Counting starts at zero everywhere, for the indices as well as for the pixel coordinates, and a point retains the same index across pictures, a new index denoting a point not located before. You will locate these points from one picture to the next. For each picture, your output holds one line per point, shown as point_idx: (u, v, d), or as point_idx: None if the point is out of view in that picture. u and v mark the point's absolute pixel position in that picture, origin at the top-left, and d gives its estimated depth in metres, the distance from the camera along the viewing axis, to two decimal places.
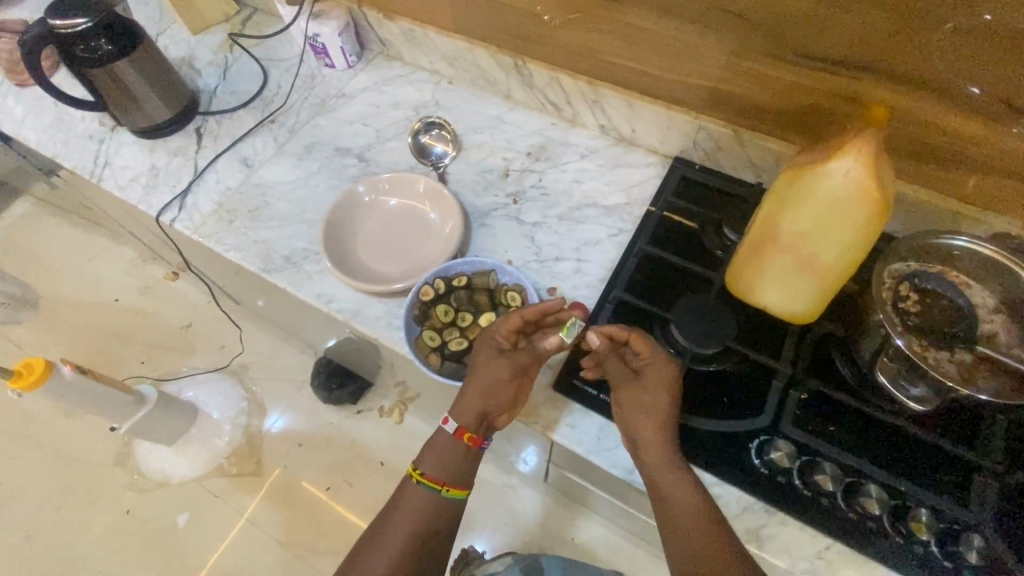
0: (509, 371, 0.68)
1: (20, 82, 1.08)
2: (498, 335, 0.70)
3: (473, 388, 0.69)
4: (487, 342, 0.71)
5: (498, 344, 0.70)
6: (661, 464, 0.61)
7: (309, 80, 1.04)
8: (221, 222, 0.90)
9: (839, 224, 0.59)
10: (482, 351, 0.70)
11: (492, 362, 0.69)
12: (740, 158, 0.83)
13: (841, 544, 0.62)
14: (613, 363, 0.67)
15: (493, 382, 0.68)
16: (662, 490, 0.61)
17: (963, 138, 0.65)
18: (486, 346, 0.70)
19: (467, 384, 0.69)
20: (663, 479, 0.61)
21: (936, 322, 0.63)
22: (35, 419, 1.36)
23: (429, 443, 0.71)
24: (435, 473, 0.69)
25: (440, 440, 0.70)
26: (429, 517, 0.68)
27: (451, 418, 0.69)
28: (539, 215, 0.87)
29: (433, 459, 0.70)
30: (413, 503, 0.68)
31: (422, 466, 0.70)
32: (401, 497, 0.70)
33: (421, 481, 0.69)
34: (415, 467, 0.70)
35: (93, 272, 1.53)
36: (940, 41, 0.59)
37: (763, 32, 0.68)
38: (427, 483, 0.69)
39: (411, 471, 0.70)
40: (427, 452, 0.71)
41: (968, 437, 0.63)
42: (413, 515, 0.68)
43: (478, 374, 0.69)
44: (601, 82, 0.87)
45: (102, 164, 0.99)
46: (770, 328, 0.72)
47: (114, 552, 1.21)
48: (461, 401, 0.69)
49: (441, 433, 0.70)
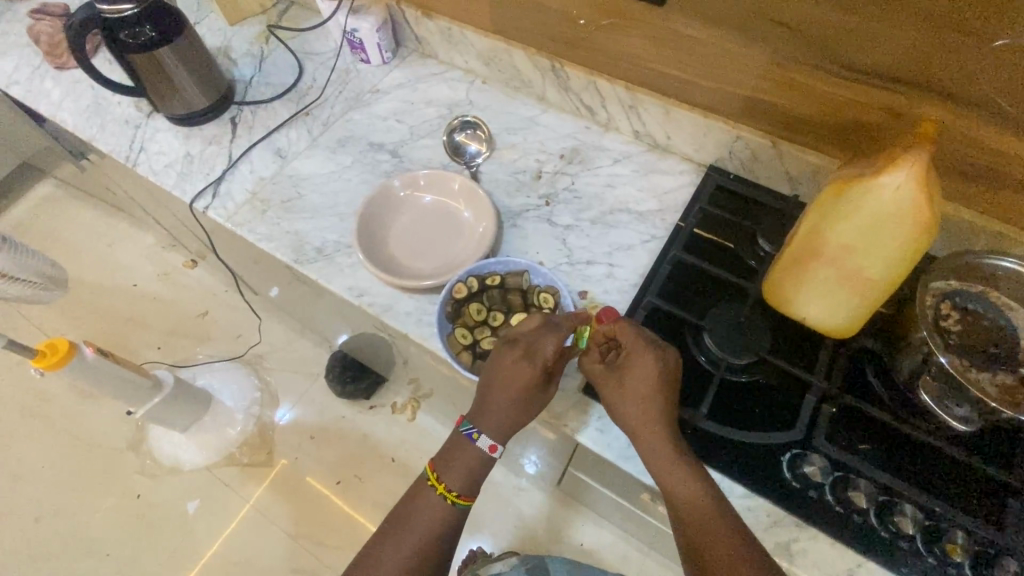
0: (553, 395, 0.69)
1: (58, 65, 1.09)
2: (542, 366, 0.66)
3: (524, 418, 0.67)
4: (532, 375, 0.66)
5: (541, 376, 0.66)
6: (660, 461, 0.60)
7: (344, 74, 1.04)
8: (254, 211, 0.91)
9: (887, 240, 0.58)
10: (528, 384, 0.66)
11: (540, 394, 0.67)
12: (776, 170, 0.82)
13: (874, 562, 0.61)
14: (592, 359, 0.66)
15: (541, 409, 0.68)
16: (671, 499, 0.59)
17: (1007, 158, 0.65)
18: (532, 380, 0.66)
19: (511, 414, 0.66)
20: (666, 484, 0.59)
21: (978, 341, 0.64)
22: (51, 399, 1.37)
23: (461, 461, 0.67)
24: (468, 493, 0.67)
25: (475, 461, 0.67)
26: (452, 533, 0.66)
27: (500, 446, 0.67)
28: (570, 218, 0.87)
29: (470, 482, 0.67)
30: (441, 519, 0.66)
31: (456, 487, 0.66)
32: (424, 511, 0.66)
33: (456, 502, 0.66)
34: (447, 488, 0.66)
35: (113, 257, 1.54)
36: (993, 58, 0.58)
37: (811, 44, 0.68)
38: (461, 503, 0.67)
39: (443, 490, 0.66)
40: (458, 469, 0.67)
41: (1003, 459, 0.63)
42: (436, 530, 0.65)
43: (531, 406, 0.67)
44: (639, 88, 0.87)
45: (137, 148, 1.00)
46: (805, 340, 0.72)
47: (122, 536, 1.22)
48: (507, 429, 0.67)
49: (474, 453, 0.67)
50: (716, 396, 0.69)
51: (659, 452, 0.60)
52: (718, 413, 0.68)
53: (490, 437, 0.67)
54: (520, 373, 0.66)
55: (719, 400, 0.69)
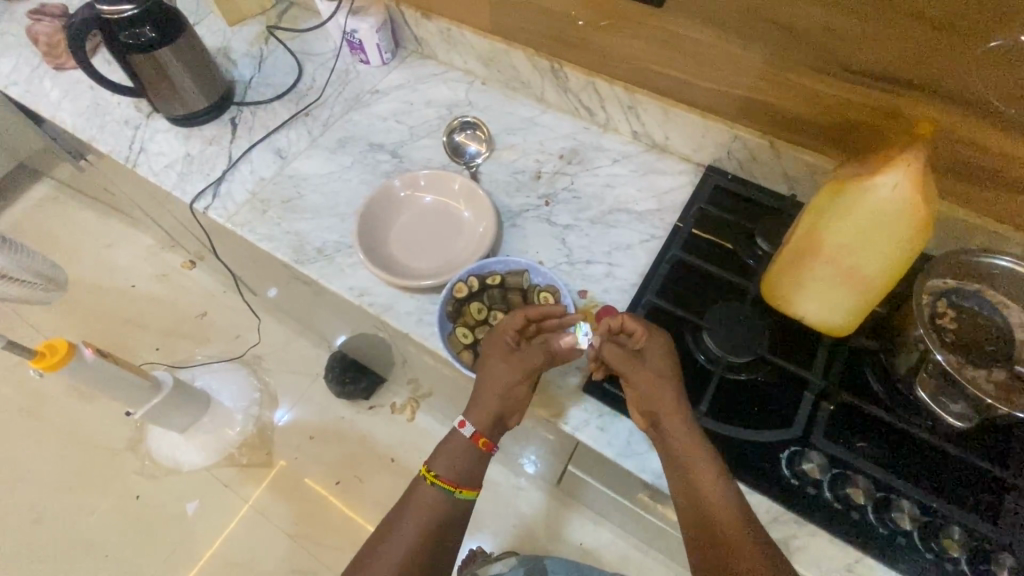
0: (525, 369, 0.68)
1: (57, 65, 1.10)
2: (505, 339, 0.70)
3: (492, 393, 0.68)
4: (494, 344, 0.71)
5: (505, 348, 0.70)
6: (691, 457, 0.60)
7: (343, 75, 1.05)
8: (254, 211, 0.91)
9: (883, 237, 0.59)
10: (490, 354, 0.70)
11: (503, 366, 0.69)
12: (774, 170, 0.83)
13: (871, 558, 0.61)
14: (608, 346, 0.68)
15: (509, 380, 0.68)
16: (694, 496, 0.59)
17: (1003, 158, 0.65)
18: (493, 349, 0.70)
19: (479, 387, 0.69)
20: (691, 480, 0.60)
21: (974, 339, 0.64)
22: (49, 401, 1.37)
23: (445, 445, 0.70)
24: (450, 475, 0.67)
25: (458, 446, 0.69)
26: (441, 521, 0.66)
27: (469, 423, 0.69)
28: (570, 217, 0.88)
29: (451, 463, 0.68)
30: (429, 504, 0.66)
31: (436, 468, 0.68)
32: (415, 500, 0.67)
33: (435, 483, 0.67)
34: (429, 469, 0.68)
35: (112, 257, 1.54)
36: (989, 60, 0.59)
37: (809, 46, 0.69)
38: (441, 485, 0.67)
39: (425, 472, 0.68)
40: (442, 453, 0.69)
41: (999, 456, 0.64)
42: (427, 518, 0.66)
43: (494, 375, 0.68)
44: (638, 88, 0.88)
45: (137, 148, 1.00)
46: (804, 339, 0.73)
47: (120, 537, 1.22)
48: (477, 403, 0.69)
49: (454, 433, 0.69)
50: (715, 395, 0.69)
51: (689, 449, 0.61)
52: (717, 411, 0.68)
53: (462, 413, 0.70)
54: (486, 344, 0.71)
55: (717, 398, 0.69)
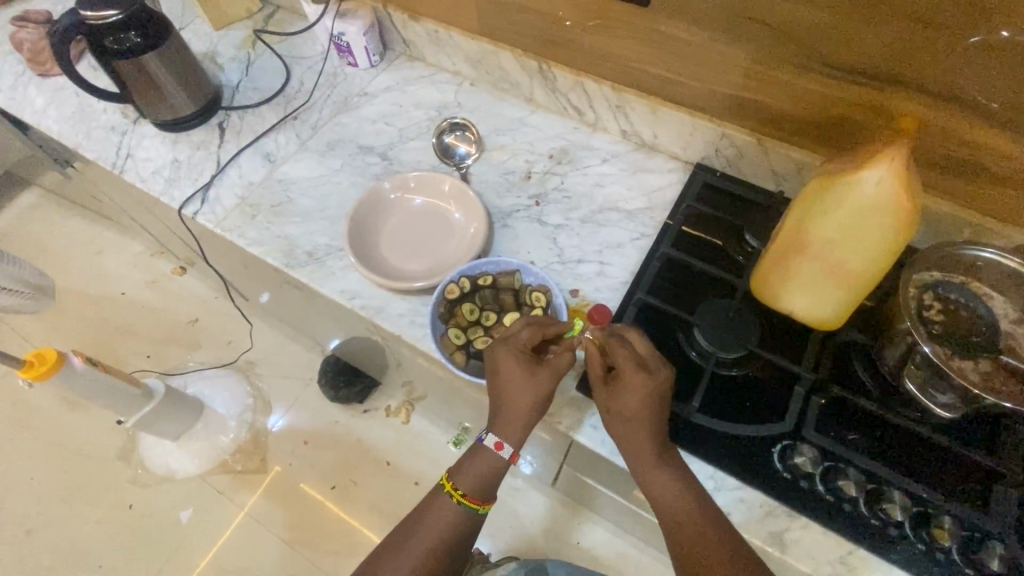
0: (552, 381, 0.66)
1: (42, 72, 1.09)
2: (520, 350, 0.68)
3: (532, 416, 0.66)
4: (516, 359, 0.67)
5: (524, 359, 0.67)
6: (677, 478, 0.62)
7: (331, 78, 1.05)
8: (243, 215, 0.91)
9: (867, 233, 0.60)
10: (516, 371, 0.66)
11: (530, 380, 0.65)
12: (761, 166, 0.84)
13: (863, 549, 0.62)
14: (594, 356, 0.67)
15: (541, 395, 0.66)
16: (678, 509, 0.60)
17: (985, 150, 0.66)
18: (515, 363, 0.66)
19: (510, 408, 0.66)
20: (676, 495, 0.61)
21: (961, 331, 0.65)
22: (39, 411, 1.36)
23: (471, 461, 0.68)
24: (476, 495, 0.67)
25: (489, 465, 0.68)
26: (459, 537, 0.66)
27: (507, 445, 0.67)
28: (560, 217, 0.88)
29: (478, 482, 0.67)
30: (450, 520, 0.66)
31: (462, 485, 0.67)
32: (435, 513, 0.67)
33: (461, 502, 0.67)
34: (453, 485, 0.67)
35: (100, 264, 1.53)
36: (969, 54, 0.60)
37: (791, 43, 0.69)
38: (468, 504, 0.67)
39: (450, 488, 0.67)
40: (470, 471, 0.68)
41: (987, 444, 0.65)
42: (448, 532, 0.66)
43: (520, 390, 0.66)
44: (625, 88, 0.88)
45: (124, 155, 0.99)
46: (793, 332, 0.74)
47: (112, 547, 1.21)
48: (514, 425, 0.66)
49: (489, 454, 0.68)
50: (706, 391, 0.70)
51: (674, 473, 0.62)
52: (708, 407, 0.69)
53: (495, 434, 0.67)
54: (506, 361, 0.67)
55: (709, 394, 0.70)
